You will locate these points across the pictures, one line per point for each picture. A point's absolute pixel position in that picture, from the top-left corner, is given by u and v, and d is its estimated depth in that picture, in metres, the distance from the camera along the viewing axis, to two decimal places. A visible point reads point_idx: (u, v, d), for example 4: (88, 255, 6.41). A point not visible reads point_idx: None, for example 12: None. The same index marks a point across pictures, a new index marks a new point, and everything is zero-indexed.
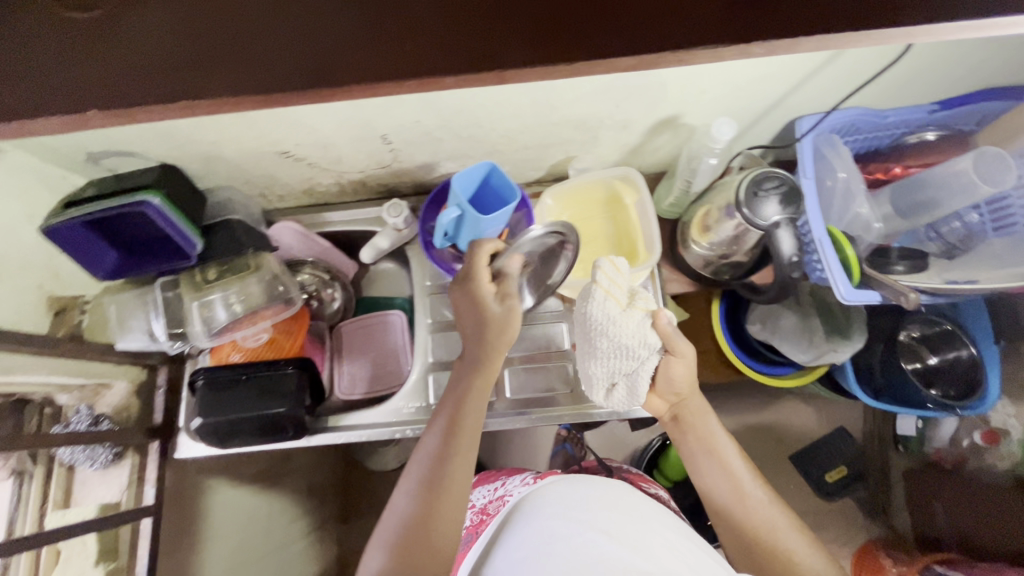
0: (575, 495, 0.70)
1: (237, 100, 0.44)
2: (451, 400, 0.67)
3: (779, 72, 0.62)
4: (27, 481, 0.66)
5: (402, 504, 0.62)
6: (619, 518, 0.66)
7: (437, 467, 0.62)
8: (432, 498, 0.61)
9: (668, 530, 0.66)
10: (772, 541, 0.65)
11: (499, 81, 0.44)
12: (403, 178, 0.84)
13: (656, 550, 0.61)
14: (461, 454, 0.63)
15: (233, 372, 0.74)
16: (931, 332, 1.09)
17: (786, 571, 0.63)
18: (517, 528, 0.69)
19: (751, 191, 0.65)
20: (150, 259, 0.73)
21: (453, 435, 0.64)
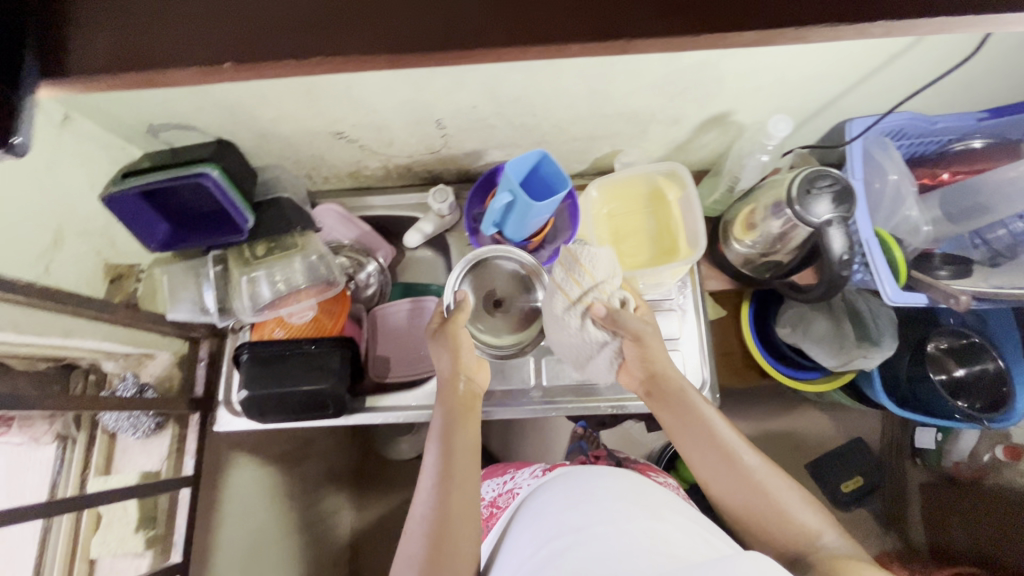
0: (581, 485, 0.66)
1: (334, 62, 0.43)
2: (442, 428, 0.66)
3: (837, 72, 0.63)
4: (70, 446, 0.74)
5: (413, 544, 0.58)
6: (636, 504, 0.60)
7: (445, 499, 0.60)
8: (447, 533, 0.58)
9: (680, 516, 0.61)
10: (767, 507, 0.60)
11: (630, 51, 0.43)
12: (449, 165, 0.85)
13: (674, 535, 0.55)
14: (466, 480, 0.61)
15: (281, 346, 0.74)
16: (959, 345, 1.09)
17: (787, 536, 0.58)
18: (521, 524, 0.66)
19: (804, 189, 0.65)
20: (201, 232, 0.74)
21: (450, 462, 0.62)
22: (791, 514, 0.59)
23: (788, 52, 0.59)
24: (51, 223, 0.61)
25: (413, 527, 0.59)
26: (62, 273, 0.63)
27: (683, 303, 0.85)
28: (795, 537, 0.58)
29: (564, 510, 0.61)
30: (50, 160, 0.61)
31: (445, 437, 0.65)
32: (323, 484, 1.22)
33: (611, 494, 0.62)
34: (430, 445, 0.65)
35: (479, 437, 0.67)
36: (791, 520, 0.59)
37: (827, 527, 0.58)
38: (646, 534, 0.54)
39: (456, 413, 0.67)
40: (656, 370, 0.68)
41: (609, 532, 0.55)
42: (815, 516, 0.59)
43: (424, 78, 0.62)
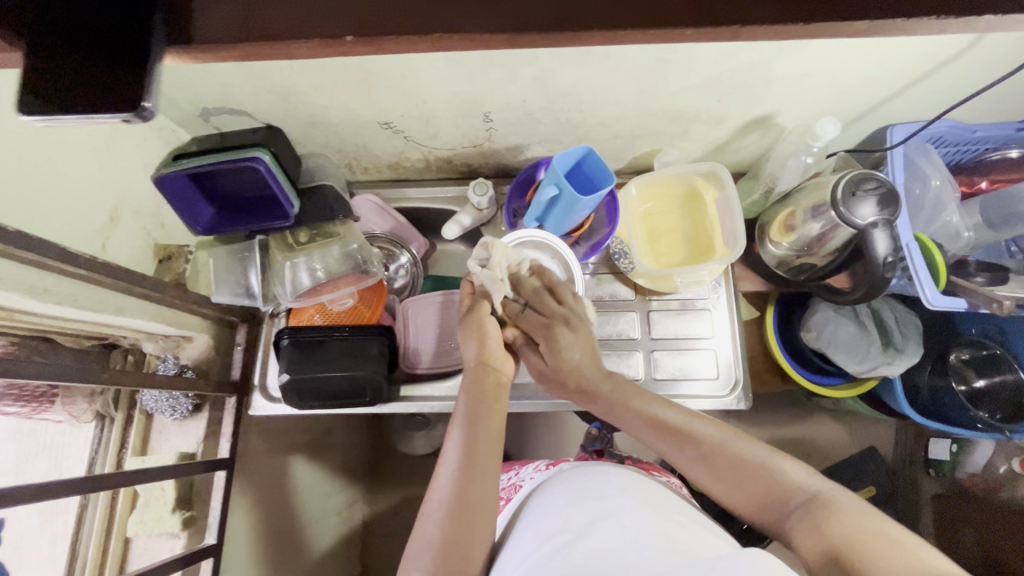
0: (581, 484, 0.64)
1: None
2: (461, 421, 0.66)
3: (884, 75, 0.65)
4: (108, 426, 0.74)
5: (427, 532, 0.57)
6: (639, 502, 0.59)
7: (464, 489, 0.59)
8: (463, 523, 0.57)
9: (684, 517, 0.59)
10: (750, 476, 0.59)
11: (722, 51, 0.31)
12: (489, 159, 0.85)
13: (678, 535, 0.54)
14: (485, 474, 0.61)
15: (324, 332, 0.75)
16: (980, 355, 1.06)
17: (778, 501, 0.57)
18: (521, 524, 0.64)
19: (849, 190, 0.66)
20: (245, 217, 0.74)
21: (471, 456, 0.62)
22: (779, 473, 0.58)
23: (840, 53, 0.60)
24: (108, 200, 0.62)
25: (428, 515, 0.59)
26: (117, 251, 0.64)
27: (716, 303, 0.86)
28: (789, 499, 0.56)
29: (560, 509, 0.60)
30: (108, 138, 0.61)
31: (468, 431, 0.64)
32: (340, 476, 1.21)
33: (615, 491, 0.61)
34: (452, 437, 0.65)
35: (504, 432, 0.66)
36: (780, 480, 0.58)
37: (815, 477, 0.57)
38: (650, 531, 0.53)
39: (480, 408, 0.67)
40: (588, 377, 0.71)
41: (607, 528, 0.53)
42: (801, 469, 0.58)
43: (480, 69, 0.63)
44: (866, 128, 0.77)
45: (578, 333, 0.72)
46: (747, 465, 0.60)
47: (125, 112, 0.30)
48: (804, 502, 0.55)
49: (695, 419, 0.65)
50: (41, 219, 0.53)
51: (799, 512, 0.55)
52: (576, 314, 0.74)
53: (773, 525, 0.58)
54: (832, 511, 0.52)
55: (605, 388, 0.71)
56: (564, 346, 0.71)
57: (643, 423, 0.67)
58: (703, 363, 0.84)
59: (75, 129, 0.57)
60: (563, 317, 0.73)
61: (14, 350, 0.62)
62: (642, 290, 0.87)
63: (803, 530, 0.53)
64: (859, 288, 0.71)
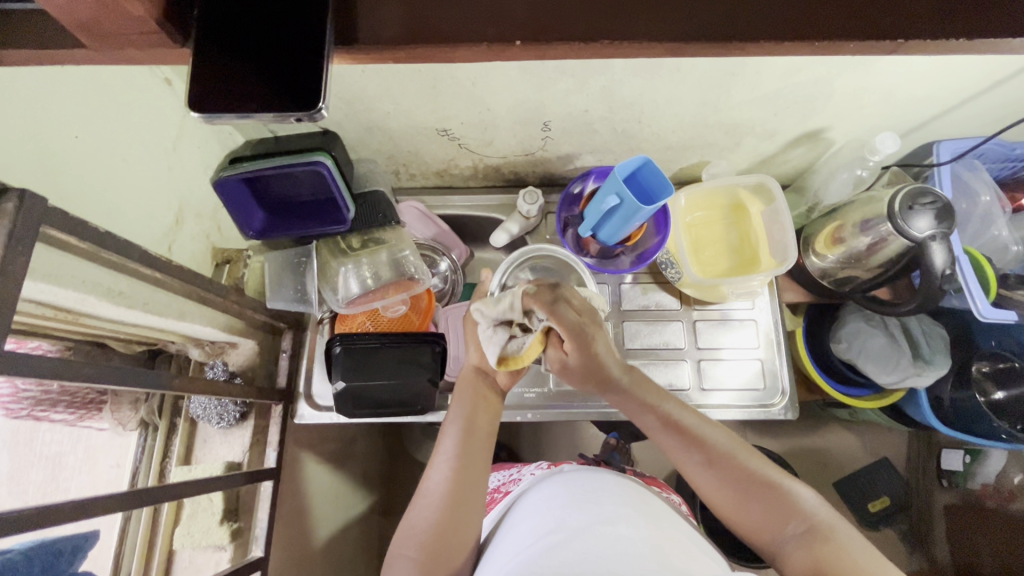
0: (579, 486, 0.62)
1: (520, 45, 0.40)
2: (461, 414, 0.68)
3: (941, 94, 0.66)
4: (151, 434, 0.73)
5: (419, 519, 0.60)
6: (637, 511, 0.58)
7: (457, 480, 0.62)
8: (455, 511, 0.60)
9: (678, 532, 0.57)
10: (758, 492, 0.58)
11: (894, 51, 0.40)
12: (537, 167, 0.86)
13: (673, 549, 0.52)
14: (477, 466, 0.64)
15: (378, 338, 0.74)
16: (999, 367, 1.00)
17: (781, 524, 0.56)
18: (511, 523, 0.62)
19: (907, 204, 0.67)
20: (296, 222, 0.72)
21: (467, 452, 0.65)
22: (788, 496, 0.58)
23: (905, 71, 0.62)
24: (175, 201, 0.62)
25: (421, 502, 0.62)
26: (180, 254, 0.64)
27: (759, 314, 0.87)
28: (792, 522, 0.56)
29: (555, 508, 0.58)
30: (175, 139, 0.61)
31: (466, 425, 0.67)
32: (364, 487, 1.18)
33: (612, 499, 0.59)
34: (448, 428, 0.68)
35: (496, 423, 0.70)
36: (786, 502, 0.57)
37: (822, 506, 0.57)
38: (646, 543, 0.51)
39: (477, 401, 0.70)
40: (610, 370, 0.65)
41: (603, 533, 0.52)
42: (810, 495, 0.58)
43: (550, 79, 0.63)
44: (911, 144, 0.79)
45: (599, 327, 0.66)
46: (754, 480, 0.59)
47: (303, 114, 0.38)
48: (806, 531, 0.55)
49: (708, 425, 0.64)
50: (117, 220, 0.53)
51: (797, 539, 0.54)
52: (594, 311, 0.68)
53: (765, 543, 0.57)
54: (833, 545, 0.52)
55: (625, 380, 0.66)
56: (595, 345, 0.64)
57: (655, 421, 0.65)
58: (745, 373, 0.85)
59: (149, 131, 0.57)
60: (586, 315, 0.66)
61: (68, 352, 0.60)
62: (688, 300, 0.88)
63: (800, 557, 0.53)
64: (914, 300, 0.72)
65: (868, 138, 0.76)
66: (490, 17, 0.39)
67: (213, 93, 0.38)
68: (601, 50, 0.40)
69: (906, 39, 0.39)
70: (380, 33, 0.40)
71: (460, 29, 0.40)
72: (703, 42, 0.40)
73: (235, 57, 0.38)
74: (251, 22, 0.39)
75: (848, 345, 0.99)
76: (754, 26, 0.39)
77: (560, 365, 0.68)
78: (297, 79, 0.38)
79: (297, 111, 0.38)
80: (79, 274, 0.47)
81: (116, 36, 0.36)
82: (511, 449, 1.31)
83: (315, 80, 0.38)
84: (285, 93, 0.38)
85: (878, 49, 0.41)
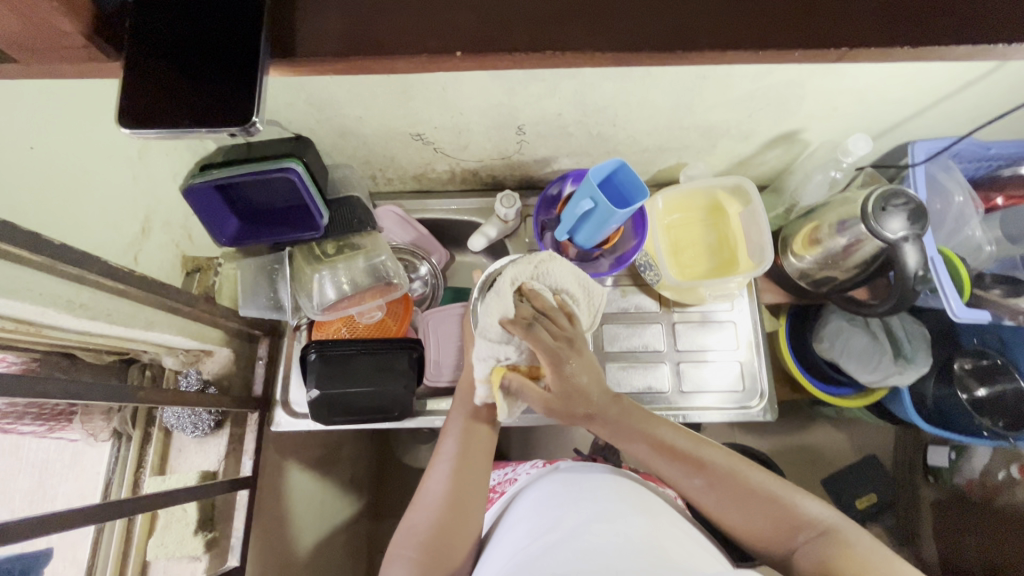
0: (574, 486, 0.62)
1: (463, 54, 0.40)
2: (462, 421, 0.69)
3: (913, 95, 0.66)
4: (125, 444, 0.72)
5: (419, 519, 0.61)
6: (634, 507, 0.58)
7: (456, 483, 0.64)
8: (455, 510, 0.62)
9: (677, 529, 0.57)
10: (765, 505, 0.59)
11: (838, 60, 0.40)
12: (515, 170, 0.85)
13: (668, 543, 0.52)
14: (476, 469, 0.66)
15: (355, 345, 0.74)
16: (980, 364, 0.98)
17: (790, 536, 0.57)
18: (506, 525, 0.62)
19: (880, 205, 0.67)
20: (269, 229, 0.72)
21: (466, 456, 0.66)
22: (792, 506, 0.58)
23: (874, 73, 0.62)
24: (141, 212, 0.61)
25: (422, 503, 0.63)
26: (147, 263, 0.64)
27: (740, 314, 0.87)
28: (801, 532, 0.56)
29: (550, 509, 0.58)
30: (141, 148, 0.60)
31: (463, 432, 0.68)
32: (352, 491, 1.17)
33: (609, 496, 0.59)
34: (449, 431, 0.69)
35: (496, 429, 0.71)
36: (790, 513, 0.58)
37: (826, 510, 0.58)
38: (640, 538, 0.51)
39: (475, 408, 0.70)
40: (596, 399, 0.65)
41: (598, 530, 0.52)
42: (814, 503, 0.59)
43: (521, 84, 0.63)
44: (886, 144, 0.79)
45: (579, 352, 0.65)
46: (760, 493, 0.59)
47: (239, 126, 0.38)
48: (815, 538, 0.55)
49: (704, 445, 0.64)
50: (78, 230, 0.53)
51: (809, 547, 0.55)
52: (577, 335, 0.67)
53: (775, 553, 0.58)
54: (849, 548, 0.53)
55: (609, 409, 0.65)
56: (571, 371, 0.63)
57: (650, 448, 0.64)
58: (726, 374, 0.85)
59: (110, 141, 0.56)
60: (565, 340, 0.65)
61: (34, 366, 0.59)
62: (667, 303, 0.87)
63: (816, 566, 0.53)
64: (889, 300, 0.72)
65: (841, 139, 0.76)
66: (434, 26, 0.39)
67: (165, 106, 0.38)
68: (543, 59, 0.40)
69: (850, 47, 0.39)
70: (323, 48, 0.39)
71: (411, 38, 0.39)
72: (648, 51, 0.40)
73: (171, 71, 0.38)
74: (184, 34, 0.38)
75: (830, 345, 0.97)
76: (698, 35, 0.40)
77: (542, 404, 0.65)
78: (231, 95, 0.38)
79: (232, 127, 0.38)
80: (34, 285, 0.46)
81: (64, 48, 0.36)
82: (500, 451, 1.30)
83: (249, 94, 0.38)
84: (216, 112, 0.38)
85: (823, 58, 0.41)
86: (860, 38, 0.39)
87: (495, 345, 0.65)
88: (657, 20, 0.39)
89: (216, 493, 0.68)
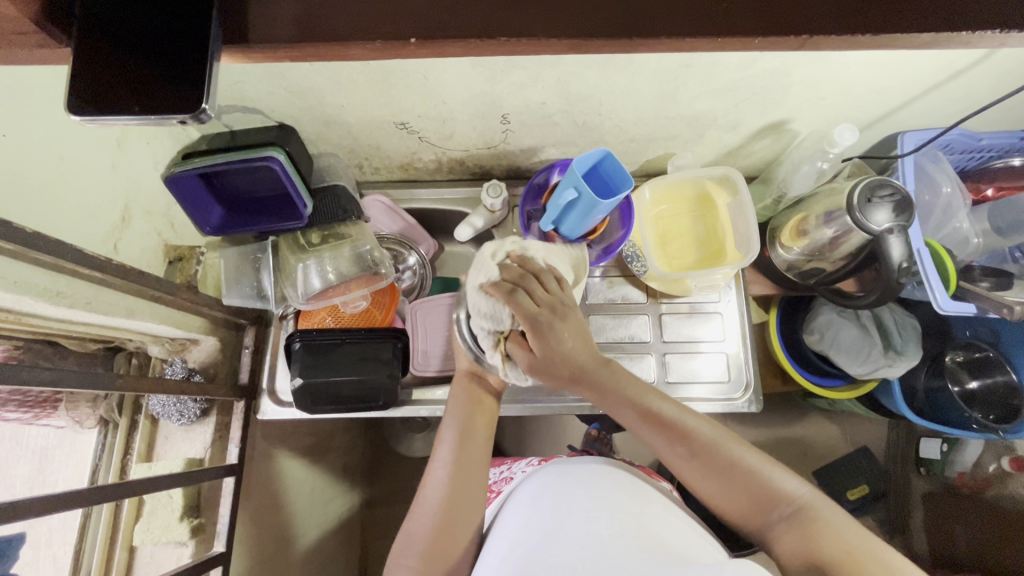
0: (571, 475, 0.62)
1: (427, 38, 0.40)
2: (457, 424, 0.67)
3: (901, 85, 0.65)
4: (112, 431, 0.73)
5: (418, 525, 0.61)
6: (630, 496, 0.58)
7: (455, 484, 0.62)
8: (453, 516, 0.60)
9: (677, 522, 0.57)
10: (749, 480, 0.58)
11: (800, 47, 0.40)
12: (502, 159, 0.85)
13: (662, 532, 0.52)
14: (474, 470, 0.64)
15: (339, 334, 0.74)
16: (973, 356, 0.98)
17: (767, 512, 0.57)
18: (504, 516, 0.62)
19: (865, 196, 0.67)
20: (253, 218, 0.72)
21: (464, 454, 0.64)
22: (773, 484, 0.58)
23: (859, 63, 0.61)
24: (121, 199, 0.62)
25: (418, 512, 0.62)
26: (127, 252, 0.65)
27: (727, 306, 0.87)
28: (778, 507, 0.57)
29: (543, 500, 0.58)
30: (120, 137, 0.61)
31: (460, 428, 0.67)
32: (345, 480, 1.17)
33: (603, 485, 0.59)
34: (443, 435, 0.67)
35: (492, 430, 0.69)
36: (771, 490, 0.57)
37: (805, 488, 0.58)
38: (635, 526, 0.51)
39: (472, 407, 0.69)
40: (583, 366, 0.60)
41: (593, 518, 0.52)
42: (793, 478, 0.58)
43: (502, 72, 0.62)
44: (878, 134, 0.78)
45: (565, 320, 0.59)
46: (743, 467, 0.58)
47: (187, 114, 0.39)
48: (790, 517, 0.56)
49: (689, 414, 0.61)
50: (52, 220, 0.53)
51: (786, 522, 0.56)
52: (566, 301, 0.61)
53: (748, 525, 0.59)
54: (823, 526, 0.54)
55: (599, 373, 0.61)
56: (555, 337, 0.58)
57: (635, 417, 0.61)
58: (713, 366, 0.85)
59: (85, 128, 0.56)
60: (550, 305, 0.60)
61: (18, 354, 0.59)
62: (654, 294, 0.87)
63: (789, 542, 0.55)
64: (874, 292, 0.71)
65: (830, 129, 0.75)
66: (399, 12, 0.39)
67: (127, 97, 0.38)
68: (507, 46, 0.40)
69: (810, 34, 0.40)
70: (275, 32, 0.40)
71: (376, 21, 0.39)
72: (605, 38, 0.40)
73: (127, 54, 0.38)
74: (142, 18, 0.38)
75: (819, 338, 0.95)
76: (656, 22, 0.40)
77: (525, 368, 0.61)
78: (185, 78, 0.38)
79: (179, 114, 0.38)
80: (10, 274, 0.47)
81: (21, 34, 0.36)
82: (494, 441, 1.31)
83: (197, 81, 0.38)
84: (167, 100, 0.38)
85: (786, 44, 0.41)
86: (826, 26, 0.39)
87: (487, 316, 0.63)
88: (618, 7, 0.39)
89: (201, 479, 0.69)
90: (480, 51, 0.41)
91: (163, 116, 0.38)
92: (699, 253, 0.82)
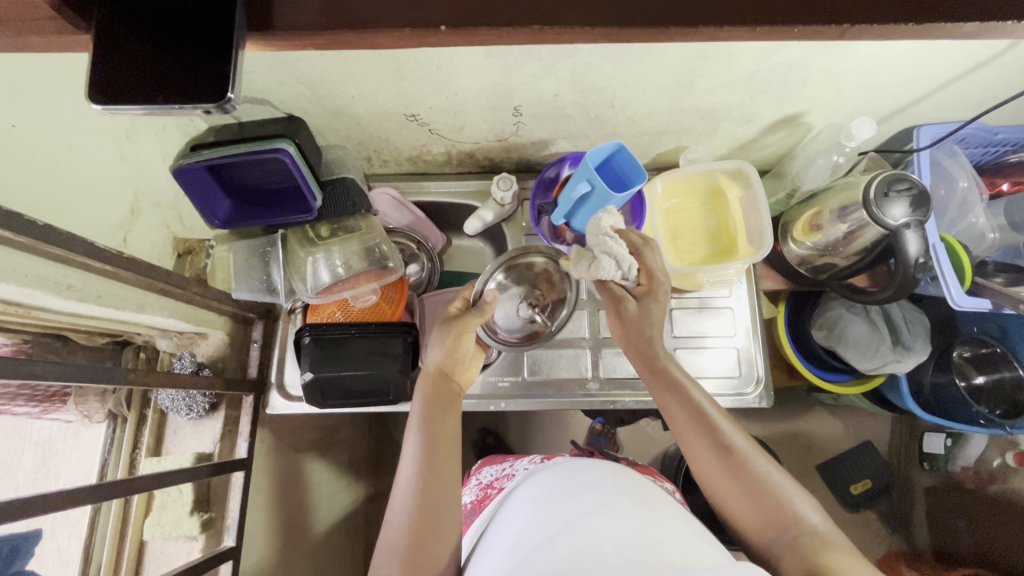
0: (575, 476, 0.61)
1: (456, 30, 0.39)
2: (422, 421, 0.62)
3: (919, 77, 0.65)
4: (120, 426, 0.72)
5: (393, 530, 0.56)
6: (633, 498, 0.57)
7: (425, 487, 0.58)
8: (429, 520, 0.56)
9: (682, 525, 0.56)
10: (771, 497, 0.55)
11: (839, 37, 0.40)
12: (512, 152, 0.84)
13: (666, 536, 0.51)
14: (448, 473, 0.59)
15: (346, 329, 0.72)
16: (980, 352, 0.97)
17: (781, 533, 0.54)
18: (504, 515, 0.62)
19: (882, 191, 0.66)
20: (263, 211, 0.71)
21: (431, 454, 0.60)
22: (791, 504, 0.55)
23: (879, 55, 0.60)
24: (130, 191, 0.62)
25: (392, 513, 0.57)
26: (137, 245, 0.64)
27: (737, 301, 0.86)
28: (792, 527, 0.53)
29: (548, 501, 0.57)
30: (128, 128, 0.60)
31: (428, 426, 0.62)
32: (350, 473, 1.17)
33: (610, 487, 0.58)
34: (412, 427, 0.63)
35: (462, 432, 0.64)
36: (788, 511, 0.54)
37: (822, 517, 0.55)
38: (640, 531, 0.50)
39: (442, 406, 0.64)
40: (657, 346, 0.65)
41: (599, 520, 0.51)
42: (814, 507, 0.55)
43: (516, 64, 0.61)
44: (893, 128, 0.78)
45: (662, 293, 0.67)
46: (767, 485, 0.56)
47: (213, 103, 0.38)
48: (801, 538, 0.52)
49: (729, 422, 0.61)
50: (57, 213, 0.52)
51: (794, 542, 0.52)
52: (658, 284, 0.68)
53: (759, 546, 0.56)
54: (830, 552, 0.50)
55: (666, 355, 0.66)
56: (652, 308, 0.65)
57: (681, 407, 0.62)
58: (722, 361, 0.84)
59: (92, 118, 0.55)
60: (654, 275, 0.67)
61: (26, 347, 0.59)
62: (665, 289, 0.86)
63: (793, 558, 0.51)
64: (888, 288, 0.71)
65: (846, 123, 0.75)
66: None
67: (144, 86, 0.38)
68: (536, 34, 0.39)
69: (850, 25, 0.39)
70: (297, 20, 0.39)
71: (399, 7, 0.39)
72: (640, 27, 0.39)
73: (146, 44, 0.37)
74: (167, 9, 0.38)
75: (828, 333, 0.95)
76: (689, 12, 0.39)
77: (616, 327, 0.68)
78: (211, 68, 0.38)
79: (206, 103, 0.38)
80: (22, 267, 0.47)
81: (26, 19, 0.35)
82: (499, 435, 1.31)
83: (222, 72, 0.37)
84: (190, 90, 0.38)
85: (824, 34, 0.40)
86: (869, 15, 0.38)
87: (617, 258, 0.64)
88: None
89: (211, 474, 0.69)
90: (508, 40, 0.40)
91: (181, 104, 0.38)
92: (711, 248, 0.81)
